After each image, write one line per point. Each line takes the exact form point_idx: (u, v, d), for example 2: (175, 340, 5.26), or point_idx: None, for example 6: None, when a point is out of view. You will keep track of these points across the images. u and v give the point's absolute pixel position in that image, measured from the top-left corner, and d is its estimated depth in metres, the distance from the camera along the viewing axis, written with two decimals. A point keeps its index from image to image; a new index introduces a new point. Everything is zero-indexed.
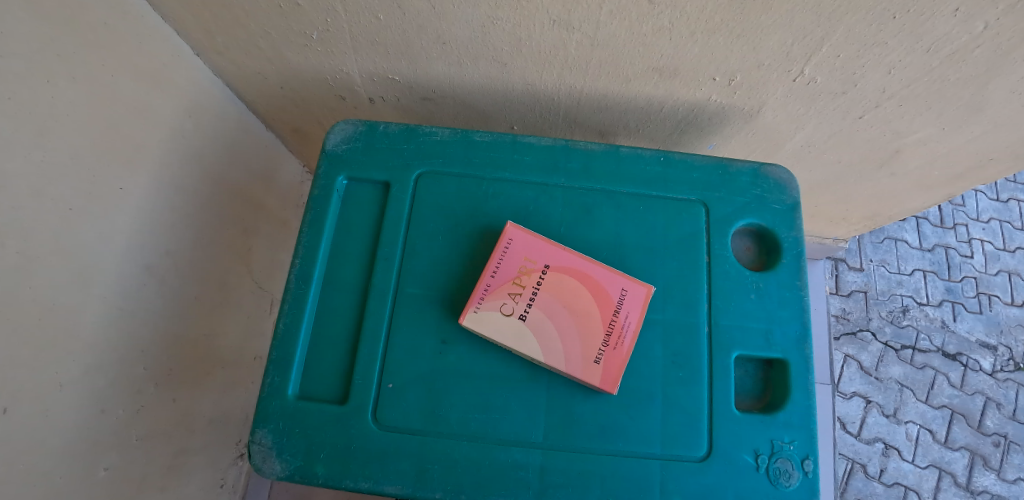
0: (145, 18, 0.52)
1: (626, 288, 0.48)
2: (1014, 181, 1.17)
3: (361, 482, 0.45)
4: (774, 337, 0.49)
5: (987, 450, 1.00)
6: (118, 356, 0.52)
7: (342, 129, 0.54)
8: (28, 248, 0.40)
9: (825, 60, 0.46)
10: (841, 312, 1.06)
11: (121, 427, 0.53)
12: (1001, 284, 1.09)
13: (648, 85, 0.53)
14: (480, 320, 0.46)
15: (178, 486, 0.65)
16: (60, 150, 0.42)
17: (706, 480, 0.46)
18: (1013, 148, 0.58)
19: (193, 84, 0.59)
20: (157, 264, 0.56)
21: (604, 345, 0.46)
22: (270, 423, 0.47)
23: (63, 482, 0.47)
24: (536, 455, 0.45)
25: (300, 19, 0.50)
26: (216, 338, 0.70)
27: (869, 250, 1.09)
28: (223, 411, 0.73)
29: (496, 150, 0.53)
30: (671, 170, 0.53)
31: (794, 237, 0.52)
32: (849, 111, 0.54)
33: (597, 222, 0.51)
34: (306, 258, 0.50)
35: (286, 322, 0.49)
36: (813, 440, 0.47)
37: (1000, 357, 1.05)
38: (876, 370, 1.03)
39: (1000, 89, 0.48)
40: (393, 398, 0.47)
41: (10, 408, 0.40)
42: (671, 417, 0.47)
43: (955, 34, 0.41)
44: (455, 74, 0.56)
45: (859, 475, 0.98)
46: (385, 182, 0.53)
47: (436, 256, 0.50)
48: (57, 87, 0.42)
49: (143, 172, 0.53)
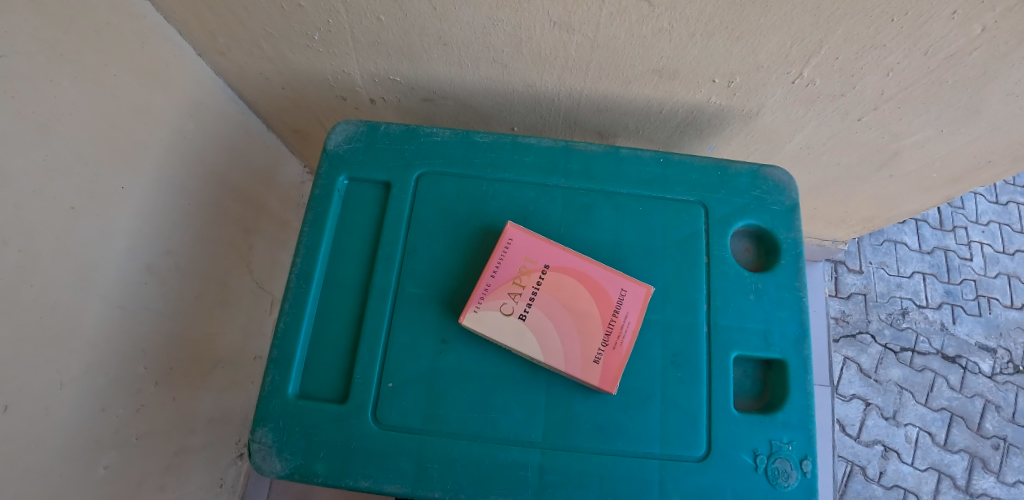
0: (147, 18, 0.52)
1: (626, 288, 0.48)
2: (1013, 183, 1.17)
3: (361, 482, 0.45)
4: (773, 337, 0.50)
5: (987, 453, 1.00)
6: (118, 355, 0.52)
7: (343, 129, 0.54)
8: (30, 247, 0.40)
9: (823, 62, 0.46)
10: (841, 314, 1.06)
11: (121, 426, 0.54)
12: (1000, 287, 1.09)
13: (648, 87, 0.54)
14: (480, 320, 0.46)
15: (178, 485, 0.65)
16: (61, 150, 0.43)
17: (705, 480, 0.46)
18: (1011, 149, 0.58)
19: (195, 85, 0.60)
20: (157, 263, 0.56)
21: (604, 344, 0.46)
22: (271, 422, 0.47)
23: (64, 480, 0.47)
24: (535, 454, 0.45)
25: (302, 20, 0.50)
26: (216, 337, 0.70)
27: (869, 252, 1.09)
28: (223, 411, 0.73)
29: (496, 150, 0.53)
30: (671, 171, 0.53)
31: (793, 238, 0.53)
32: (848, 113, 0.54)
33: (597, 222, 0.52)
34: (307, 257, 0.51)
35: (286, 322, 0.49)
36: (812, 440, 0.47)
37: (999, 360, 1.05)
38: (875, 372, 1.03)
39: (998, 90, 0.48)
40: (392, 397, 0.47)
41: (11, 406, 0.40)
42: (670, 417, 0.47)
43: (953, 37, 0.42)
44: (455, 75, 0.56)
45: (858, 477, 0.98)
46: (386, 182, 0.53)
47: (436, 255, 0.50)
48: (60, 86, 0.42)
49: (145, 172, 0.53)
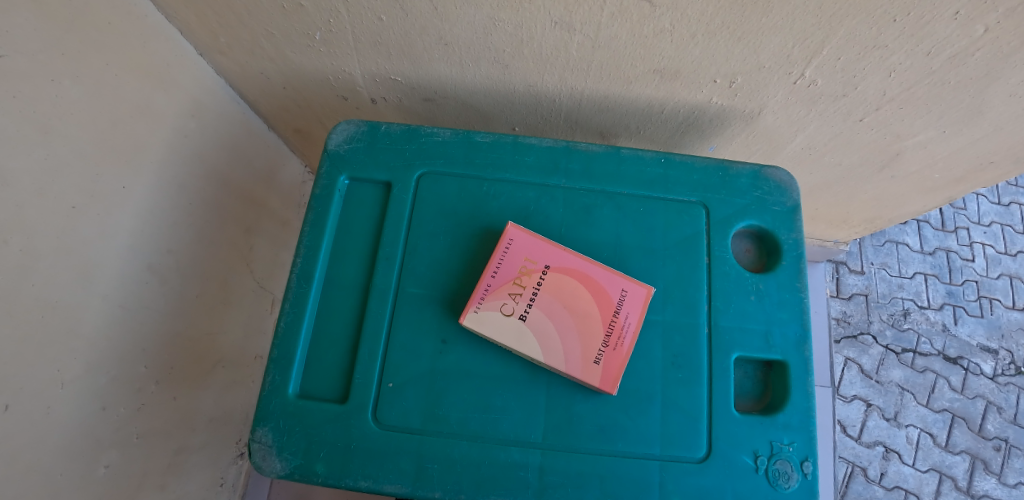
0: (149, 17, 0.52)
1: (626, 289, 0.48)
2: (1015, 185, 1.17)
3: (361, 482, 0.45)
4: (773, 338, 0.49)
5: (987, 454, 1.00)
6: (119, 355, 0.52)
7: (345, 129, 0.54)
8: (31, 246, 0.40)
9: (825, 62, 0.46)
10: (841, 315, 1.06)
11: (121, 425, 0.54)
12: (1002, 288, 1.09)
13: (648, 87, 0.53)
14: (480, 320, 0.46)
15: (178, 484, 0.65)
16: (63, 150, 0.43)
17: (705, 481, 0.46)
18: (1013, 150, 0.58)
19: (197, 85, 0.60)
20: (158, 263, 0.56)
21: (605, 345, 0.46)
22: (271, 422, 0.47)
23: (64, 479, 0.47)
24: (536, 454, 0.45)
25: (303, 19, 0.50)
26: (217, 337, 0.70)
27: (869, 253, 1.09)
28: (224, 411, 0.73)
29: (497, 150, 0.53)
30: (672, 172, 0.53)
31: (794, 239, 0.52)
32: (849, 113, 0.54)
33: (598, 223, 0.52)
34: (307, 257, 0.51)
35: (287, 322, 0.49)
36: (813, 442, 0.47)
37: (1000, 361, 1.05)
38: (876, 373, 1.03)
39: (1000, 91, 0.48)
40: (393, 397, 0.47)
41: (11, 405, 0.40)
42: (670, 418, 0.47)
43: (955, 37, 0.42)
44: (456, 75, 0.56)
45: (859, 478, 0.98)
46: (387, 182, 0.53)
47: (436, 255, 0.50)
48: (61, 86, 0.42)
49: (146, 171, 0.53)
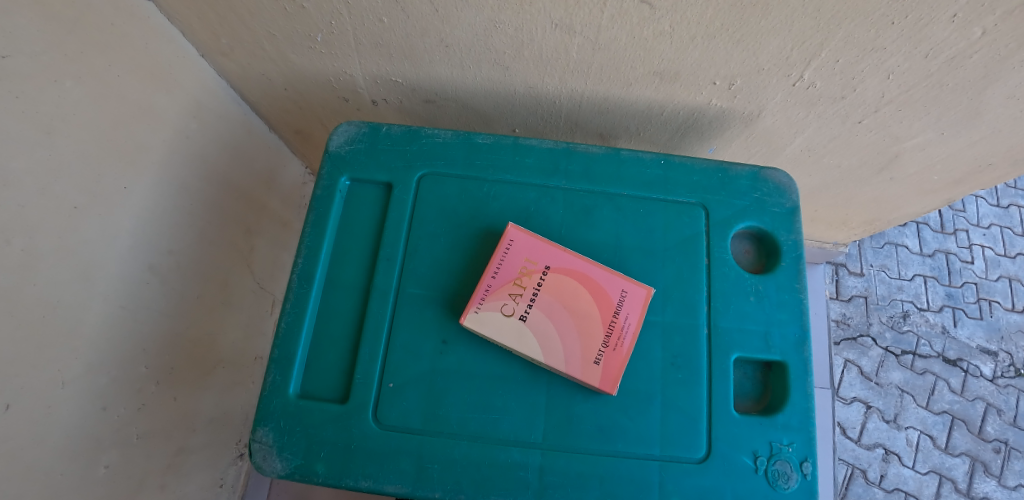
0: (151, 18, 0.53)
1: (626, 290, 0.48)
2: (1015, 187, 1.17)
3: (361, 482, 0.45)
4: (773, 339, 0.50)
5: (987, 456, 1.00)
6: (119, 354, 0.52)
7: (345, 130, 0.54)
8: (32, 246, 0.41)
9: (824, 65, 0.46)
10: (841, 317, 1.06)
11: (121, 425, 0.54)
12: (1001, 290, 1.09)
13: (648, 89, 0.54)
14: (481, 320, 0.46)
15: (178, 485, 0.65)
16: (65, 150, 0.43)
17: (705, 481, 0.46)
18: (1011, 152, 0.59)
19: (198, 86, 0.60)
20: (159, 263, 0.56)
21: (605, 345, 0.46)
22: (271, 422, 0.47)
23: (64, 480, 0.47)
24: (536, 454, 0.45)
25: (305, 20, 0.51)
26: (217, 337, 0.70)
27: (869, 255, 1.09)
28: (224, 412, 0.73)
29: (497, 152, 0.53)
30: (672, 174, 0.53)
31: (793, 240, 0.53)
32: (847, 115, 0.54)
33: (598, 224, 0.52)
34: (307, 258, 0.51)
35: (288, 322, 0.49)
36: (812, 443, 0.47)
37: (1000, 364, 1.05)
38: (876, 375, 1.03)
39: (999, 93, 0.48)
40: (392, 398, 0.47)
41: (12, 404, 0.40)
42: (670, 419, 0.47)
43: (953, 40, 0.42)
44: (457, 76, 0.56)
45: (859, 480, 0.98)
46: (387, 183, 0.53)
47: (437, 256, 0.50)
48: (63, 86, 0.43)
49: (147, 172, 0.53)
